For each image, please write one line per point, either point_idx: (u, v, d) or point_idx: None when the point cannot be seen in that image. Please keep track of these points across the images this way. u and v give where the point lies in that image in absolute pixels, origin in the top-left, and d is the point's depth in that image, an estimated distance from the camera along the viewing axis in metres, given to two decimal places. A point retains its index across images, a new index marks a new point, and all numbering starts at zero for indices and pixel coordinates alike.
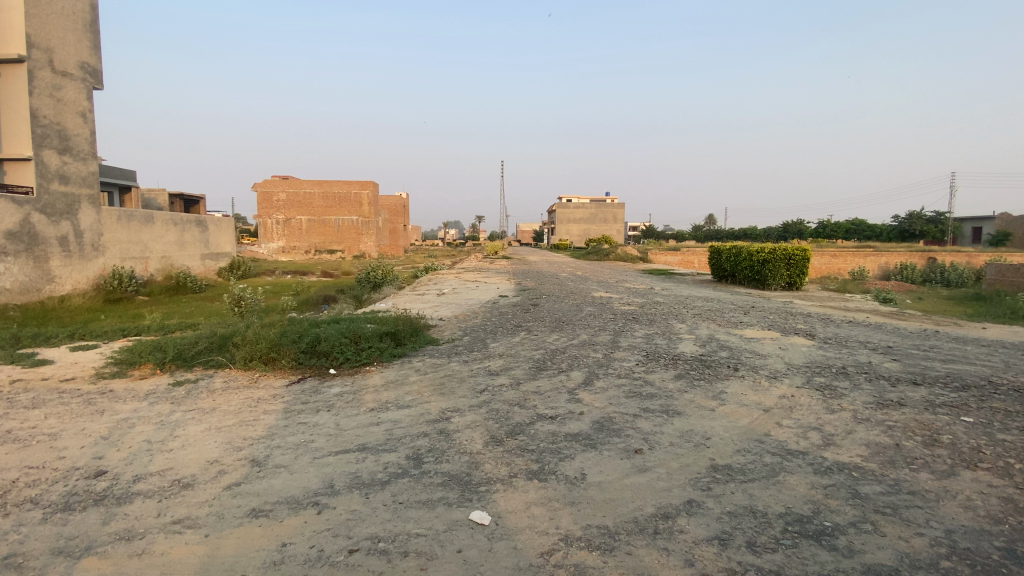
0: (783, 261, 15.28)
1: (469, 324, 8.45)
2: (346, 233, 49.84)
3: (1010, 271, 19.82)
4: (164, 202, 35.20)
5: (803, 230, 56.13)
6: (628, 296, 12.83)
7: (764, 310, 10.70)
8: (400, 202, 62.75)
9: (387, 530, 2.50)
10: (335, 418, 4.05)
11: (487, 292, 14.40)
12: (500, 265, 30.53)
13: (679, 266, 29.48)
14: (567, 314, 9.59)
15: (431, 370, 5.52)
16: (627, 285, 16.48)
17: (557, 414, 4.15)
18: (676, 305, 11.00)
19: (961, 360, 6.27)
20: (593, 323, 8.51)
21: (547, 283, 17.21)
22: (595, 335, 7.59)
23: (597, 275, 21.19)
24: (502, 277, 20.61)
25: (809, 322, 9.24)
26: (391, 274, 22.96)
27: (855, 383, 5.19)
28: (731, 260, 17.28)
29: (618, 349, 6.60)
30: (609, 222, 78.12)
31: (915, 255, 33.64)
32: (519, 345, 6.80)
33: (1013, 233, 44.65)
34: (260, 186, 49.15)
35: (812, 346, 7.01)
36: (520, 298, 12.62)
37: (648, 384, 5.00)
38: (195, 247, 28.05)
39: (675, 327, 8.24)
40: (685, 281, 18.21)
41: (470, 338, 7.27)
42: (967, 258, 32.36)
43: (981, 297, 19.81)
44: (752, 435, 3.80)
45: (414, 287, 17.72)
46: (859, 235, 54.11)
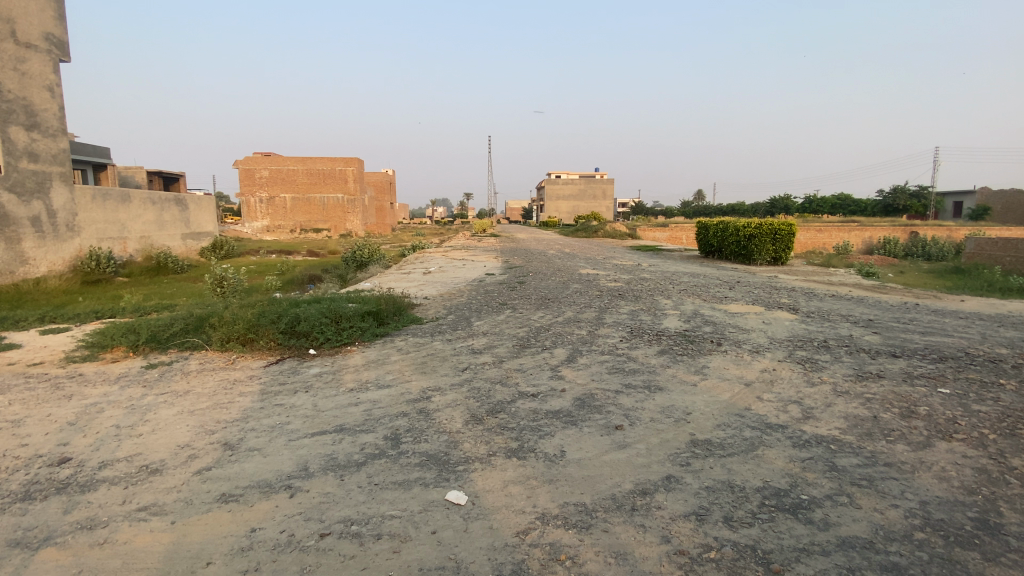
0: (768, 236, 15.31)
1: (454, 303, 8.37)
2: (332, 211, 49.04)
3: (989, 245, 20.10)
4: (142, 181, 34.22)
5: (790, 205, 56.38)
6: (615, 273, 12.79)
7: (749, 284, 10.74)
8: (386, 178, 61.72)
9: (361, 513, 2.45)
10: (313, 399, 3.97)
11: (474, 269, 14.28)
12: (487, 243, 30.28)
13: (667, 242, 29.53)
14: (553, 291, 9.54)
15: (413, 349, 5.44)
16: (614, 261, 16.45)
17: (538, 391, 4.11)
18: (662, 281, 11.00)
19: (939, 332, 6.35)
20: (578, 300, 8.45)
21: (534, 260, 17.11)
22: (580, 311, 7.56)
23: (585, 252, 21.11)
24: (489, 255, 20.51)
25: (793, 296, 9.29)
26: (377, 252, 22.66)
27: (836, 356, 5.22)
28: (718, 235, 17.29)
29: (602, 326, 6.57)
30: (598, 198, 77.76)
31: (899, 229, 34.01)
32: (503, 323, 6.75)
33: (993, 207, 45.32)
34: (242, 164, 47.96)
35: (795, 320, 7.04)
36: (506, 275, 12.53)
37: (631, 360, 4.98)
38: (175, 227, 27.39)
39: (660, 302, 8.24)
40: (672, 257, 18.22)
41: (454, 316, 7.19)
42: (948, 232, 32.79)
43: (961, 270, 20.12)
44: (732, 409, 3.79)
45: (401, 266, 17.53)
46: (844, 210, 54.53)
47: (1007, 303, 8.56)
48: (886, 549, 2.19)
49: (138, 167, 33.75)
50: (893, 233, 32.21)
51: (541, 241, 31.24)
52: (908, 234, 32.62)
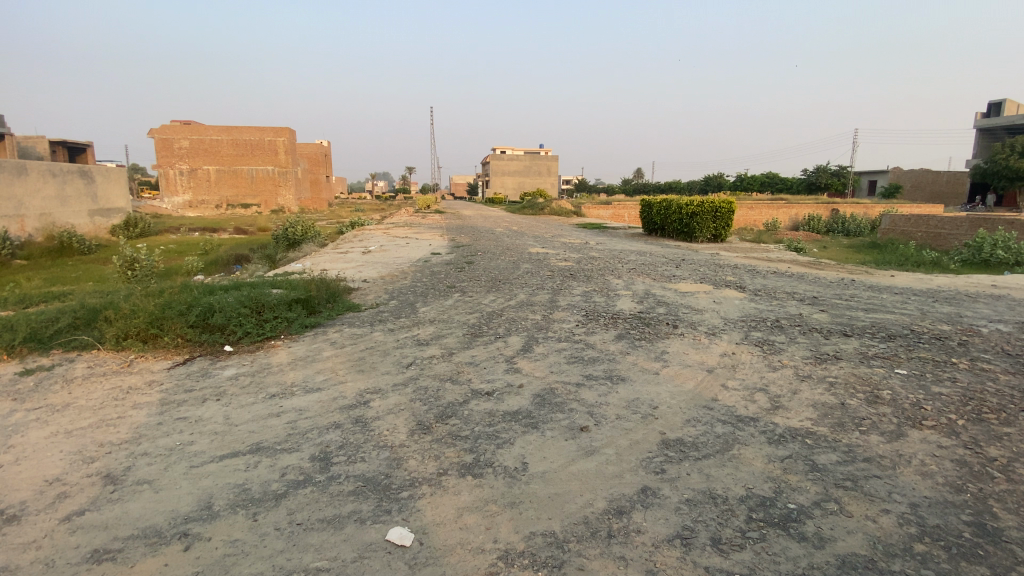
0: (710, 213, 15.57)
1: (396, 286, 7.74)
2: (262, 185, 45.77)
3: (903, 221, 21.60)
4: (41, 150, 30.18)
5: (724, 183, 58.58)
6: (565, 251, 12.51)
7: (696, 262, 10.80)
8: (322, 150, 58.26)
9: (277, 568, 1.95)
10: (226, 412, 3.34)
11: (418, 249, 13.56)
12: (431, 220, 29.33)
13: (611, 220, 29.75)
14: (503, 272, 9.09)
15: (349, 343, 4.85)
16: (562, 239, 16.18)
17: (492, 389, 3.68)
18: (611, 260, 10.81)
19: (881, 308, 6.52)
20: (528, 282, 8.04)
21: (481, 238, 16.55)
22: (532, 294, 7.16)
23: (531, 230, 20.76)
24: (433, 233, 19.71)
25: (738, 273, 9.36)
26: (313, 231, 21.25)
27: (791, 337, 5.14)
28: (662, 213, 17.43)
29: (556, 309, 6.20)
30: (543, 175, 77.43)
31: (823, 206, 36.09)
32: (450, 309, 6.23)
33: (902, 186, 49.20)
34: (158, 132, 43.52)
35: (745, 299, 7.01)
36: (452, 255, 11.96)
37: (590, 347, 4.64)
38: (81, 202, 24.40)
39: (612, 282, 8.00)
40: (618, 235, 18.23)
41: (396, 302, 6.58)
42: (865, 209, 35.22)
43: (879, 245, 21.56)
44: (699, 400, 3.53)
45: (339, 245, 16.42)
46: (773, 188, 57.34)
47: (930, 277, 9.05)
48: (890, 568, 1.97)
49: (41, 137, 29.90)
50: (818, 210, 34.15)
51: (486, 218, 30.61)
52: (830, 210, 34.74)
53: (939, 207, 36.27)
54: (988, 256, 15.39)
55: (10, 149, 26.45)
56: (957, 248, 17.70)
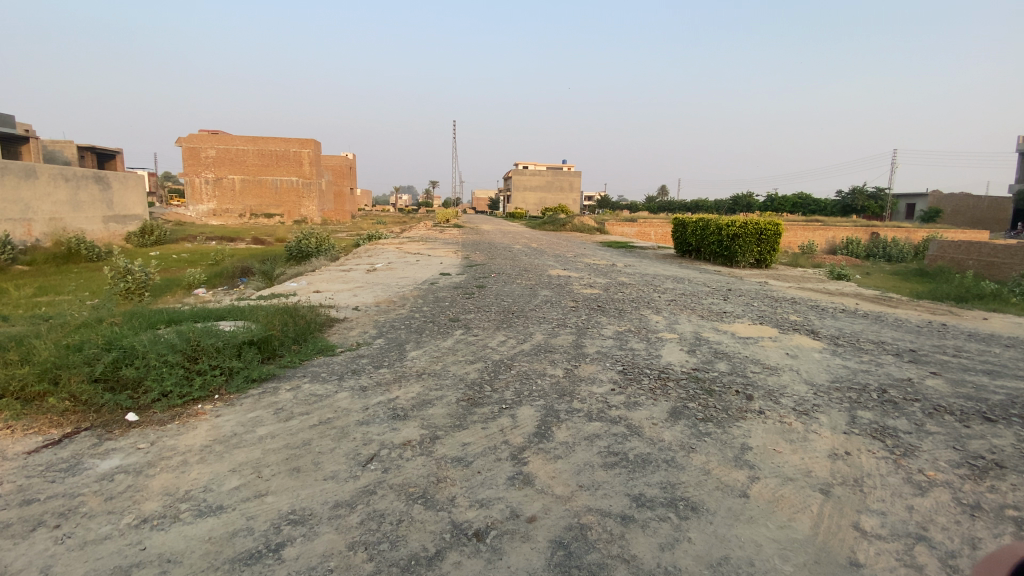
0: (753, 236, 13.92)
1: (390, 318, 6.47)
2: (285, 195, 45.60)
3: (951, 246, 19.54)
4: (73, 156, 30.20)
5: (753, 203, 56.65)
6: (590, 275, 11.10)
7: (743, 294, 9.28)
8: (346, 162, 58.18)
9: None
10: (53, 563, 2.08)
11: (428, 268, 12.35)
12: (448, 234, 28.18)
13: (637, 239, 28.28)
14: (519, 301, 7.74)
15: (300, 411, 3.55)
16: (586, 260, 14.78)
17: (486, 524, 2.31)
18: (644, 288, 9.38)
19: (1012, 371, 4.92)
20: (548, 316, 6.66)
21: (498, 257, 15.29)
22: (553, 334, 5.77)
23: (553, 249, 19.42)
24: (448, 249, 18.51)
25: (800, 311, 7.82)
26: (325, 243, 20.45)
27: (919, 422, 3.65)
28: (698, 234, 15.90)
29: (581, 360, 4.80)
30: (565, 191, 76.23)
31: (861, 229, 34.02)
32: (448, 354, 4.89)
33: (943, 210, 46.55)
34: (185, 142, 43.93)
35: (825, 351, 5.49)
36: (463, 276, 10.67)
37: (635, 437, 3.24)
38: (95, 208, 24.04)
39: (650, 321, 6.58)
40: (648, 256, 16.76)
41: (382, 342, 5.28)
42: (907, 232, 32.95)
43: (925, 274, 19.49)
44: (832, 571, 2.10)
45: (348, 260, 15.39)
46: (805, 210, 54.91)
47: None
48: None
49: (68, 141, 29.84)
50: (855, 233, 32.10)
51: (507, 234, 29.41)
52: (869, 233, 32.54)
53: (987, 232, 33.74)
54: None
55: (37, 153, 26.29)
56: (1021, 278, 15.67)
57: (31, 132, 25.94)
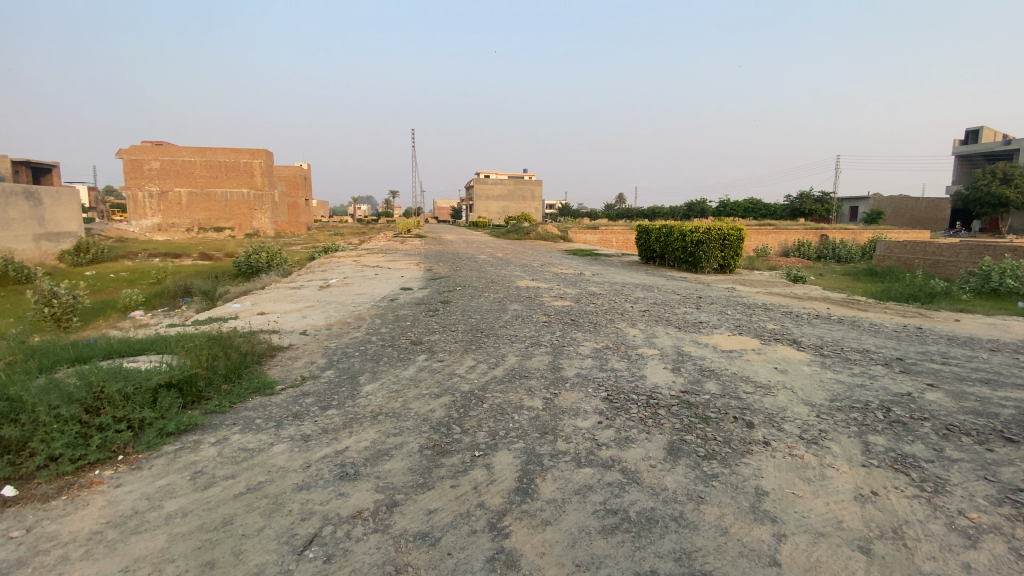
0: (717, 241, 13.86)
1: (342, 344, 5.79)
2: (236, 208, 43.50)
3: (896, 247, 20.31)
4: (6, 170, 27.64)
5: (708, 209, 58.29)
6: (559, 286, 10.66)
7: (716, 301, 9.03)
8: (300, 173, 56.23)
9: None
10: None
11: (387, 282, 11.63)
12: (410, 245, 27.36)
13: (600, 246, 28.29)
14: (487, 317, 7.18)
15: (226, 473, 2.87)
16: (553, 269, 14.40)
17: None
18: (616, 298, 8.99)
19: (1002, 378, 4.75)
20: (519, 334, 6.13)
21: (462, 268, 14.69)
22: (526, 355, 5.24)
23: (517, 258, 18.97)
24: (409, 261, 17.74)
25: (776, 318, 7.61)
26: (278, 257, 19.28)
27: (935, 446, 3.32)
28: (662, 240, 15.79)
29: (561, 386, 4.28)
30: (527, 200, 76.39)
31: (811, 231, 35.28)
32: (409, 387, 4.27)
33: (883, 212, 49.12)
34: (126, 153, 41.17)
35: (815, 363, 5.19)
36: (425, 291, 10.02)
37: (634, 486, 2.74)
38: (25, 226, 21.93)
39: (628, 335, 6.15)
40: (614, 264, 16.55)
41: (332, 375, 4.61)
42: (852, 234, 34.45)
43: (874, 273, 20.17)
44: None
45: (302, 275, 14.45)
46: (758, 214, 56.85)
47: (1006, 324, 7.39)
48: None
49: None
50: (807, 236, 33.26)
51: (470, 244, 28.82)
52: (819, 235, 33.80)
53: (924, 232, 35.70)
54: (996, 284, 13.80)
55: None
56: (963, 275, 16.27)
57: None
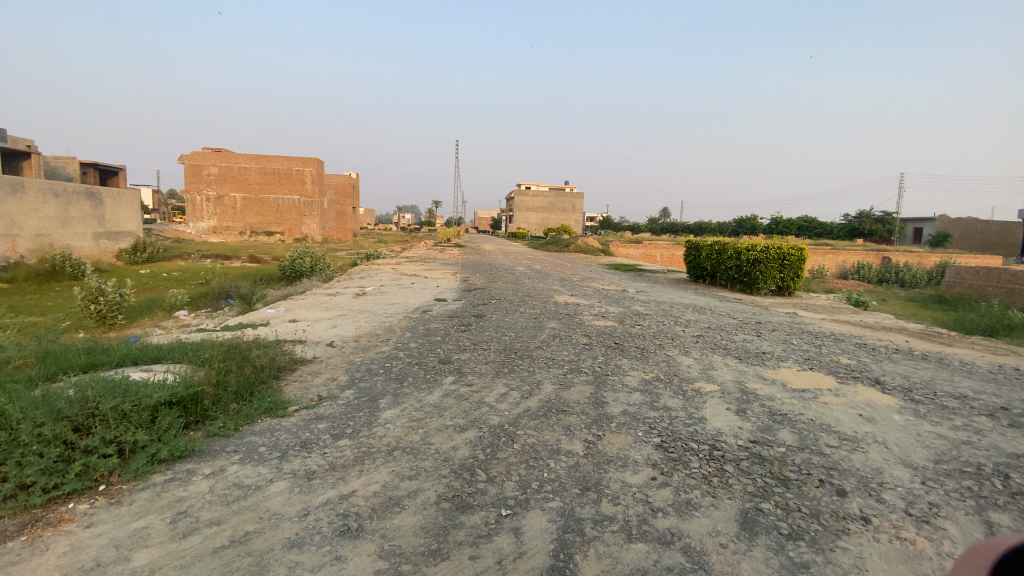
0: (775, 261, 12.84)
1: (368, 359, 5.43)
2: (286, 213, 44.93)
3: (968, 272, 18.38)
4: (77, 172, 29.45)
5: (757, 226, 56.05)
6: (601, 303, 10.05)
7: (776, 328, 8.19)
8: (348, 181, 57.75)
9: None
10: None
11: (423, 292, 11.34)
12: (449, 254, 27.25)
13: (643, 261, 27.39)
14: (523, 336, 6.68)
15: (211, 519, 2.47)
16: (594, 284, 13.75)
17: None
18: (663, 319, 8.32)
19: None
20: (557, 358, 5.58)
21: (499, 280, 14.27)
22: (566, 383, 4.69)
23: (557, 271, 18.42)
24: (446, 271, 17.51)
25: (848, 351, 6.74)
26: (320, 262, 19.48)
27: None
28: (712, 258, 14.88)
29: (605, 426, 3.72)
30: (568, 212, 75.80)
31: (871, 253, 33.07)
32: (433, 415, 3.81)
33: (952, 234, 45.67)
34: (188, 159, 43.38)
35: (907, 409, 4.40)
36: (460, 303, 9.62)
37: None
38: (86, 224, 23.18)
39: (679, 364, 5.50)
40: (659, 281, 15.72)
41: (352, 396, 4.22)
42: (918, 257, 31.97)
43: (944, 300, 18.38)
44: None
45: (340, 282, 14.42)
46: (811, 233, 54.03)
47: None
48: None
49: (71, 157, 29.18)
50: (866, 258, 31.17)
51: (509, 255, 28.45)
52: (880, 257, 31.53)
53: (1001, 257, 32.72)
54: None
55: (37, 168, 25.18)
56: None
57: (33, 148, 25.19)
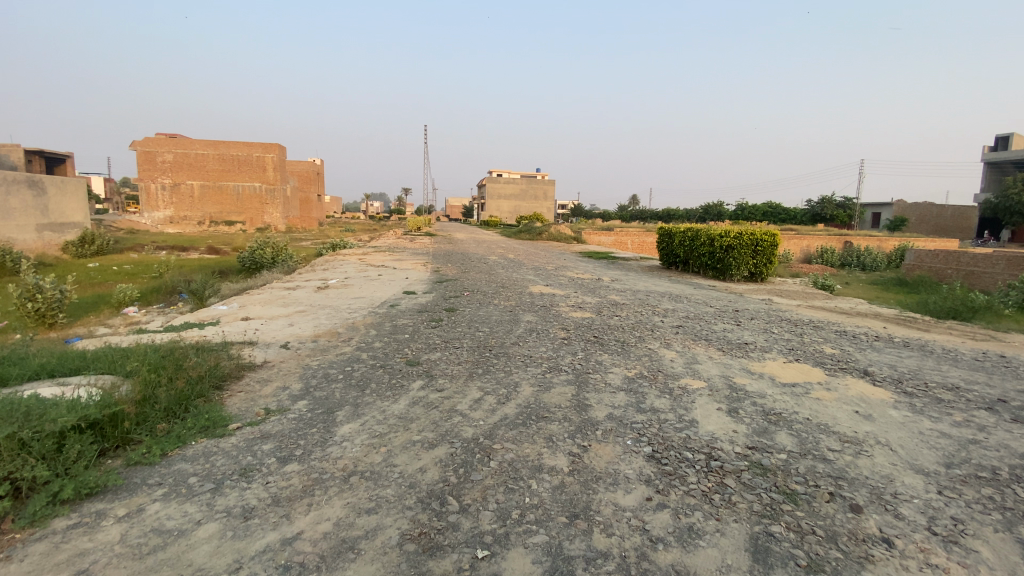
0: (749, 247, 12.75)
1: (326, 362, 4.92)
2: (248, 202, 42.99)
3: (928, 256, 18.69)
4: (21, 160, 27.31)
5: (724, 212, 56.97)
6: (578, 293, 9.71)
7: (755, 316, 8.02)
8: (313, 168, 55.80)
9: None
10: None
11: (391, 285, 10.77)
12: (419, 243, 26.48)
13: (616, 248, 27.29)
14: (498, 331, 6.27)
15: None
16: (568, 273, 13.42)
17: None
18: (642, 309, 8.04)
19: None
20: (534, 355, 5.19)
21: (472, 270, 13.78)
22: (546, 384, 4.30)
23: (530, 260, 18.00)
24: (416, 261, 16.91)
25: (831, 340, 6.59)
26: (284, 253, 18.54)
27: None
28: (686, 245, 14.75)
29: (592, 433, 3.36)
30: (539, 200, 75.44)
31: (835, 237, 33.92)
32: (397, 429, 3.37)
33: (907, 218, 47.41)
34: (140, 145, 40.87)
35: (902, 404, 4.20)
36: (430, 296, 9.12)
37: None
38: (28, 215, 21.42)
39: (663, 358, 5.20)
40: (633, 269, 15.52)
41: (303, 408, 3.73)
42: (878, 241, 32.93)
43: (905, 284, 18.84)
44: None
45: (304, 274, 13.66)
46: (776, 218, 55.16)
47: None
48: None
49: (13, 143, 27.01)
50: (830, 242, 31.94)
51: (481, 243, 27.87)
52: (842, 242, 32.31)
53: (955, 240, 33.99)
54: None
55: None
56: (999, 289, 14.93)
57: None
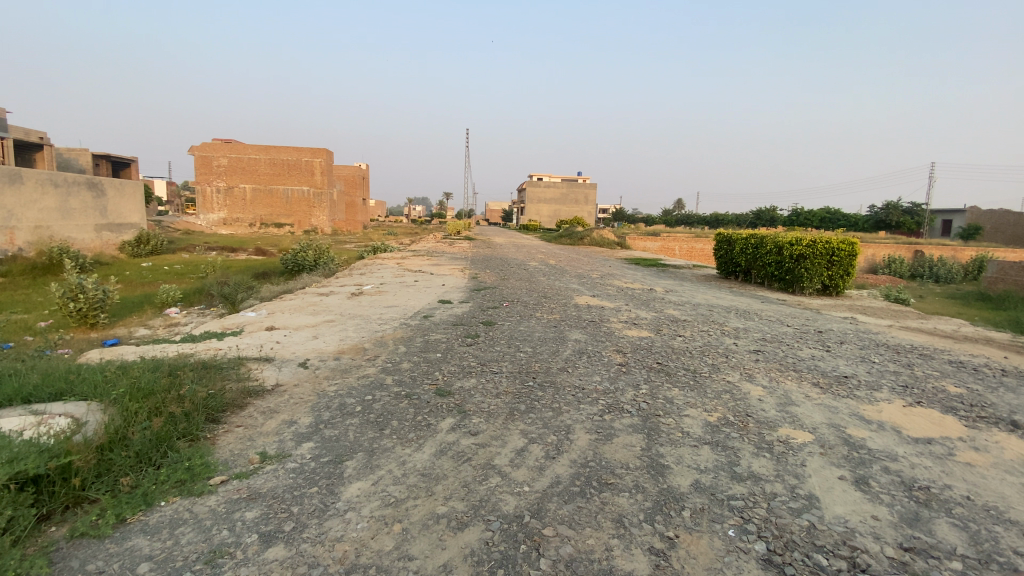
0: (824, 257, 11.36)
1: (344, 388, 4.22)
2: (296, 205, 43.96)
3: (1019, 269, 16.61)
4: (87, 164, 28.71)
5: (777, 217, 54.03)
6: (631, 305, 8.75)
7: (844, 339, 6.84)
8: (360, 172, 56.74)
9: None
10: None
11: (428, 292, 10.13)
12: (460, 247, 26.06)
13: (663, 254, 25.94)
14: (543, 352, 5.42)
15: None
16: (617, 283, 12.40)
17: None
18: (709, 328, 7.01)
19: None
20: (589, 388, 4.30)
21: (513, 277, 13.01)
22: (606, 431, 3.43)
23: (574, 266, 17.07)
24: (455, 266, 16.35)
25: (949, 374, 5.39)
26: (326, 255, 18.39)
27: None
28: (749, 253, 13.45)
29: (677, 515, 2.47)
30: (581, 204, 74.10)
31: (903, 246, 31.29)
32: (418, 496, 2.58)
33: (982, 226, 43.49)
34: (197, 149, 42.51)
35: None
36: (468, 306, 8.38)
37: None
38: (87, 215, 22.24)
39: (748, 396, 4.21)
40: (688, 278, 14.34)
41: (308, 455, 3.01)
42: (951, 251, 30.05)
43: (988, 299, 16.69)
44: None
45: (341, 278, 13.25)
46: (834, 224, 51.76)
47: None
48: None
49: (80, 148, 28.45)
50: (898, 251, 29.43)
51: (522, 248, 27.13)
52: (912, 251, 29.70)
53: None
54: None
55: (49, 158, 24.36)
56: None
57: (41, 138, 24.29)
